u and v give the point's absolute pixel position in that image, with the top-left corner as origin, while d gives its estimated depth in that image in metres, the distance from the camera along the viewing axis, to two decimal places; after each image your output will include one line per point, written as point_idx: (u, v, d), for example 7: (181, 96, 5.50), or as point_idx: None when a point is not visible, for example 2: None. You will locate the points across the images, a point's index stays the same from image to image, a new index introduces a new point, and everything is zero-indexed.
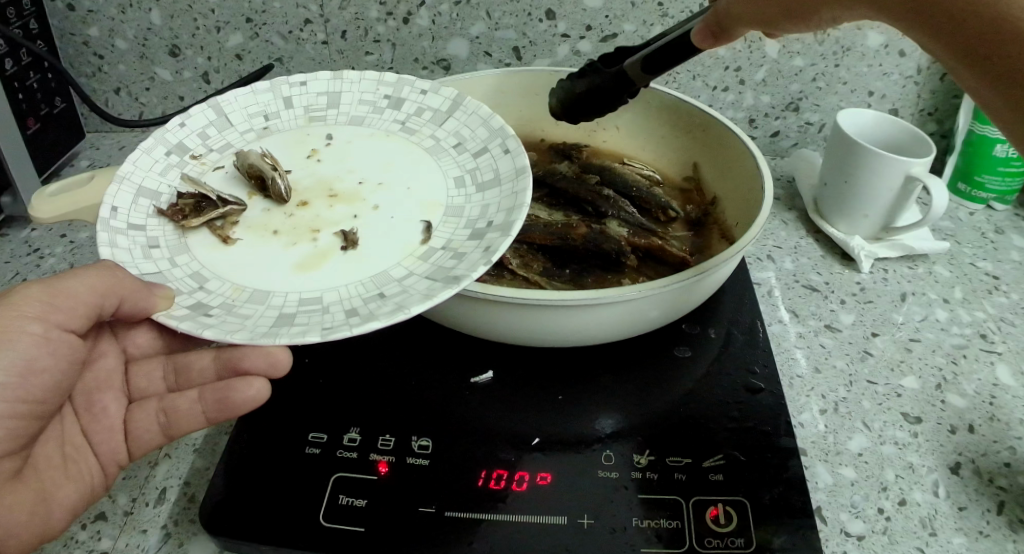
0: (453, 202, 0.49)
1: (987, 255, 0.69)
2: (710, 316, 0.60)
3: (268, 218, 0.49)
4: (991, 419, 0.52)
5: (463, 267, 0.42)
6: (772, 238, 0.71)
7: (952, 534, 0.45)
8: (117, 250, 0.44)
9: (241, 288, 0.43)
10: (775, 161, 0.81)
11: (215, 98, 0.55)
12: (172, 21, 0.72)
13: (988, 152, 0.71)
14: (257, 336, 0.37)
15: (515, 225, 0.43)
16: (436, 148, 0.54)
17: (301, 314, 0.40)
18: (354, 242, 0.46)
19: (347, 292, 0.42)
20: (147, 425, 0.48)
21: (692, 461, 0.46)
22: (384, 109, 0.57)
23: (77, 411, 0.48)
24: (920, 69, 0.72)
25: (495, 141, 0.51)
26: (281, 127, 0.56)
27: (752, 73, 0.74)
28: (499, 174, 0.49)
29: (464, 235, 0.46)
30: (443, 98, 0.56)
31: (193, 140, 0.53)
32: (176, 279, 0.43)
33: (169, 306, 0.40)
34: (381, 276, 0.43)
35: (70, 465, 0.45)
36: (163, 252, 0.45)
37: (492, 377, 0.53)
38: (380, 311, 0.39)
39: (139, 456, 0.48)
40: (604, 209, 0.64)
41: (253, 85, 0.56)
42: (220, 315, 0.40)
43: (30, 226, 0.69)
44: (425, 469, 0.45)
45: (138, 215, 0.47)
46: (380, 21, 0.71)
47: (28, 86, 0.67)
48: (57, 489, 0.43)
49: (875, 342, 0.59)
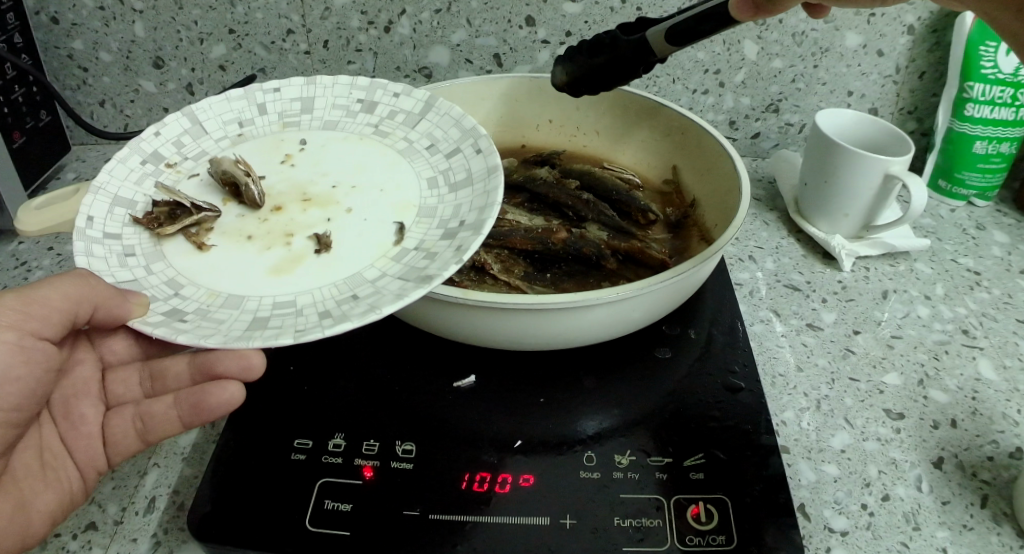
0: (426, 203, 0.50)
1: (968, 251, 0.70)
2: (693, 317, 0.60)
3: (242, 224, 0.49)
4: (973, 413, 0.53)
5: (436, 266, 0.42)
6: (754, 239, 0.72)
7: (936, 528, 0.45)
8: (93, 258, 0.45)
9: (216, 294, 0.43)
10: (757, 162, 0.82)
11: (189, 106, 0.55)
12: (156, 33, 0.72)
13: (968, 150, 0.72)
14: (230, 340, 0.38)
15: (486, 225, 0.44)
16: (410, 149, 0.54)
17: (274, 317, 0.41)
18: (327, 245, 0.47)
19: (321, 295, 0.43)
20: (125, 432, 0.48)
21: (674, 461, 0.47)
22: (358, 112, 0.58)
23: (55, 419, 0.48)
24: (898, 69, 0.73)
25: (467, 142, 0.52)
26: (255, 134, 0.57)
27: (731, 76, 0.75)
28: (471, 174, 0.50)
29: (437, 235, 0.46)
30: (416, 100, 0.56)
31: (167, 149, 0.53)
32: (152, 286, 0.44)
33: (145, 312, 0.41)
34: (355, 278, 0.44)
35: (49, 473, 0.46)
36: (138, 260, 0.46)
37: (474, 381, 0.54)
38: (353, 312, 0.39)
39: (120, 462, 0.49)
40: (584, 213, 0.65)
41: (227, 93, 0.57)
42: (195, 320, 0.41)
43: (18, 239, 0.69)
44: (409, 473, 0.46)
45: (114, 224, 0.47)
46: (361, 30, 0.72)
47: (13, 100, 0.68)
48: (35, 497, 0.44)
49: (857, 339, 0.60)
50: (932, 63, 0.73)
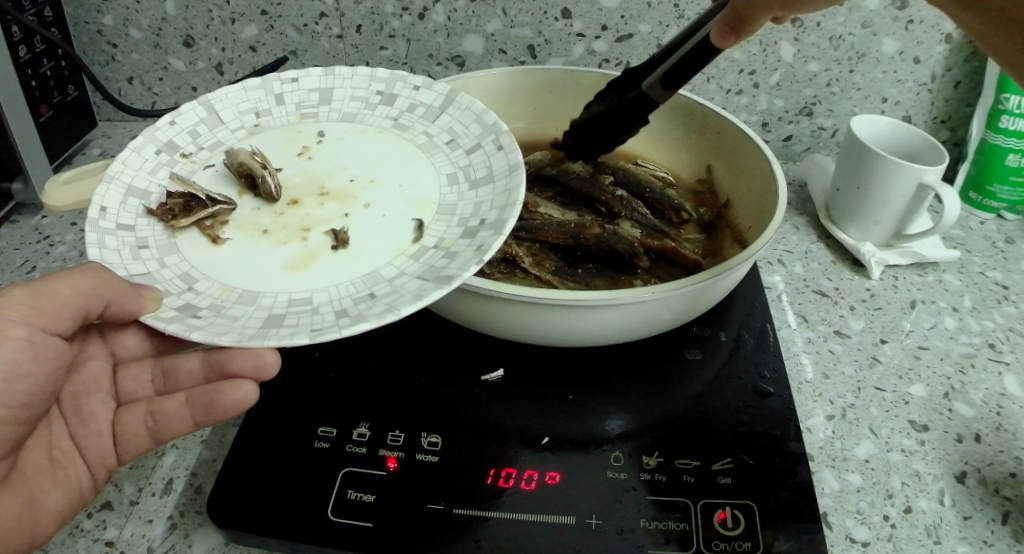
0: (445, 200, 0.49)
1: (997, 264, 0.69)
2: (721, 320, 0.60)
3: (257, 217, 0.49)
4: (997, 428, 0.52)
5: (455, 266, 0.42)
6: (783, 243, 0.71)
7: (957, 543, 0.45)
8: (106, 251, 0.44)
9: (231, 289, 0.43)
10: (787, 165, 0.81)
11: (205, 95, 0.55)
12: (188, 11, 0.72)
13: (1001, 162, 0.71)
14: (245, 338, 0.37)
15: (508, 225, 0.43)
16: (429, 144, 0.54)
17: (290, 315, 0.40)
18: (344, 240, 0.46)
19: (338, 292, 0.42)
20: (135, 430, 0.48)
21: (702, 464, 0.46)
22: (376, 105, 0.57)
23: (65, 415, 0.48)
24: (934, 77, 0.72)
25: (488, 138, 0.51)
26: (272, 124, 0.56)
27: (766, 77, 0.74)
28: (492, 171, 0.49)
29: (456, 233, 0.46)
30: (436, 94, 0.56)
31: (182, 138, 0.53)
32: (165, 280, 0.43)
33: (157, 307, 0.40)
34: (372, 276, 0.44)
35: (58, 469, 0.45)
36: (152, 252, 0.45)
37: (502, 376, 0.53)
38: (370, 312, 0.39)
39: (127, 461, 0.48)
40: (617, 209, 0.64)
41: (243, 82, 0.56)
42: (208, 316, 0.40)
43: (42, 214, 0.69)
44: (434, 466, 0.45)
45: (127, 215, 0.47)
46: (395, 16, 0.71)
47: (42, 73, 0.68)
48: (44, 493, 0.43)
49: (884, 348, 0.59)
50: (968, 72, 0.71)
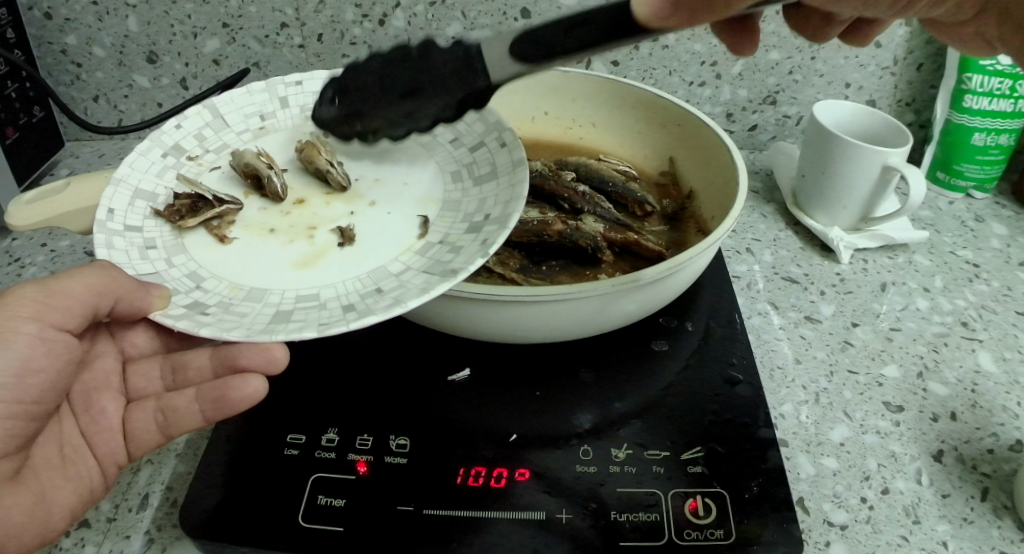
0: (450, 197, 0.50)
1: (967, 243, 0.70)
2: (690, 309, 0.60)
3: (264, 218, 0.50)
4: (973, 405, 0.53)
5: (461, 259, 0.42)
6: (751, 232, 0.71)
7: (936, 521, 0.45)
8: (114, 251, 0.44)
9: (238, 286, 0.43)
10: (754, 155, 0.81)
11: (211, 99, 0.55)
12: (149, 28, 0.72)
13: (967, 141, 0.72)
14: (253, 333, 0.37)
15: (512, 219, 0.43)
16: (433, 143, 0.54)
17: (298, 311, 0.40)
18: (350, 238, 0.47)
19: (345, 288, 0.43)
20: (146, 427, 0.48)
21: (672, 454, 0.46)
22: None
23: (74, 411, 0.48)
24: (896, 60, 0.73)
25: (492, 136, 0.52)
26: (277, 127, 0.56)
27: (728, 68, 0.74)
28: (495, 168, 0.50)
29: (461, 229, 0.46)
30: None
31: (189, 141, 0.53)
32: (173, 279, 0.43)
33: (166, 304, 0.40)
34: (378, 272, 0.44)
35: (69, 466, 0.45)
36: (160, 252, 0.45)
37: (469, 376, 0.53)
38: (377, 305, 0.39)
39: (137, 456, 0.48)
40: (580, 205, 0.65)
41: (249, 86, 0.56)
42: (217, 313, 0.40)
43: (11, 236, 0.69)
44: (403, 468, 0.45)
45: (134, 217, 0.47)
46: (356, 23, 0.71)
47: (5, 96, 0.68)
48: (56, 492, 0.43)
49: (856, 331, 0.59)
50: (930, 54, 0.72)
